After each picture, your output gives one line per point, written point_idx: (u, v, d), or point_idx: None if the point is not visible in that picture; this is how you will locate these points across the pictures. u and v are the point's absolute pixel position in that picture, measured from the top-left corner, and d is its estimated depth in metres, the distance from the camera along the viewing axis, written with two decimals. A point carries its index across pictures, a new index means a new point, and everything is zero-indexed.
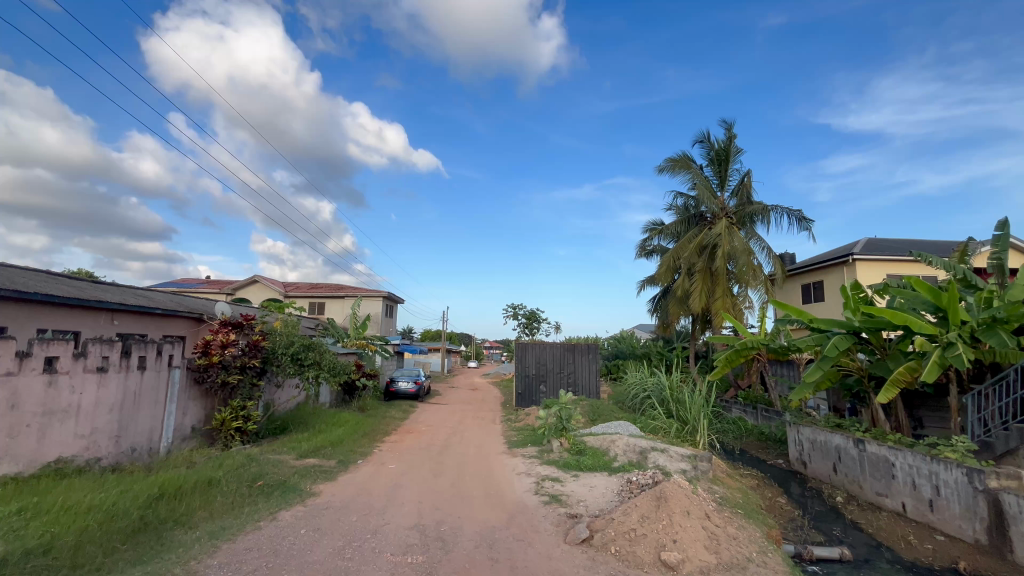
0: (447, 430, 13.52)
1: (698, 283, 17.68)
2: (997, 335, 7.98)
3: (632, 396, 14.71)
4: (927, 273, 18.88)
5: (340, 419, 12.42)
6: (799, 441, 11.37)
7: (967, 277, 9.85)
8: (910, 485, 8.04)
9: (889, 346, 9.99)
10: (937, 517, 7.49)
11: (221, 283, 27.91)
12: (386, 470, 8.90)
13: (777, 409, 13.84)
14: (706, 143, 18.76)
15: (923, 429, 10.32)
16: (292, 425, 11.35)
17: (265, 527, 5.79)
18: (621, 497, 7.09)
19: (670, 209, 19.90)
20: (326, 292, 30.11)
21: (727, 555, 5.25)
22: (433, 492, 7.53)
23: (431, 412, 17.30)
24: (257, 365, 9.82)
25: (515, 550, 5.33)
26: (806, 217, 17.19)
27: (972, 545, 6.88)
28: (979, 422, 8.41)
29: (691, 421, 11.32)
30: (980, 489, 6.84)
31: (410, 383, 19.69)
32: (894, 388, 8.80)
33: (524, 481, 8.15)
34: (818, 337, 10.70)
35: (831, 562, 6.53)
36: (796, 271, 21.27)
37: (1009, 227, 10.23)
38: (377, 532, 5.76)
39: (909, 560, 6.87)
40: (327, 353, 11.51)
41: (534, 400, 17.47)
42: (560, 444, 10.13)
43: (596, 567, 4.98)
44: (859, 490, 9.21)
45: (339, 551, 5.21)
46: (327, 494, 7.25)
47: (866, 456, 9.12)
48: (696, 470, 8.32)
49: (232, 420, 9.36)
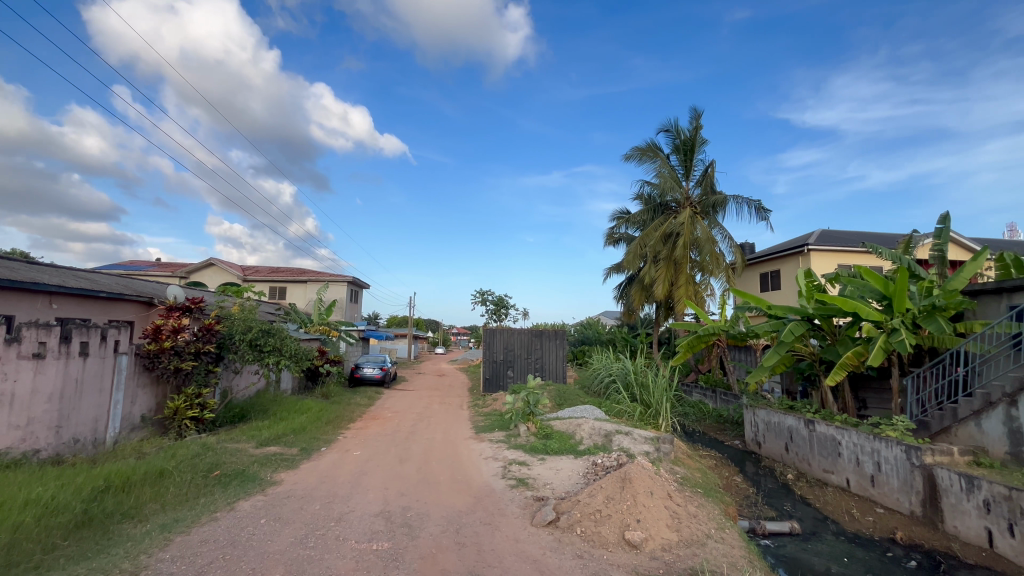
0: (413, 416, 13.37)
1: (661, 271, 18.05)
2: (936, 322, 8.58)
3: (598, 380, 14.93)
4: (874, 263, 19.96)
5: (302, 406, 12.10)
6: (754, 423, 11.89)
7: (911, 267, 10.37)
8: (854, 462, 8.55)
9: (839, 331, 10.45)
10: (877, 491, 8.00)
11: (176, 266, 26.58)
12: (350, 458, 8.74)
13: (735, 392, 14.40)
14: (673, 133, 19.02)
15: (867, 410, 10.98)
16: (252, 413, 11.00)
17: (222, 518, 5.58)
18: (587, 479, 7.24)
19: (637, 197, 20.13)
20: (287, 276, 29.14)
21: (687, 532, 5.43)
22: (399, 478, 7.48)
23: (397, 397, 17.12)
24: (212, 350, 9.40)
25: (481, 533, 5.33)
26: (766, 208, 17.74)
27: (908, 516, 7.39)
28: (917, 403, 8.94)
29: (655, 405, 11.70)
30: (917, 465, 7.30)
31: (375, 370, 19.29)
32: (842, 371, 9.27)
33: (491, 465, 8.19)
34: (774, 323, 11.08)
35: (782, 535, 6.90)
36: (755, 260, 22.05)
37: (949, 220, 10.86)
38: (341, 520, 5.65)
39: (852, 531, 7.33)
40: (289, 339, 11.02)
41: (501, 385, 17.52)
42: (527, 428, 10.18)
43: (563, 548, 5.04)
44: (808, 467, 9.74)
45: (301, 540, 5.07)
46: (288, 483, 7.06)
47: (815, 436, 9.60)
48: (658, 451, 8.56)
49: (187, 408, 8.98)
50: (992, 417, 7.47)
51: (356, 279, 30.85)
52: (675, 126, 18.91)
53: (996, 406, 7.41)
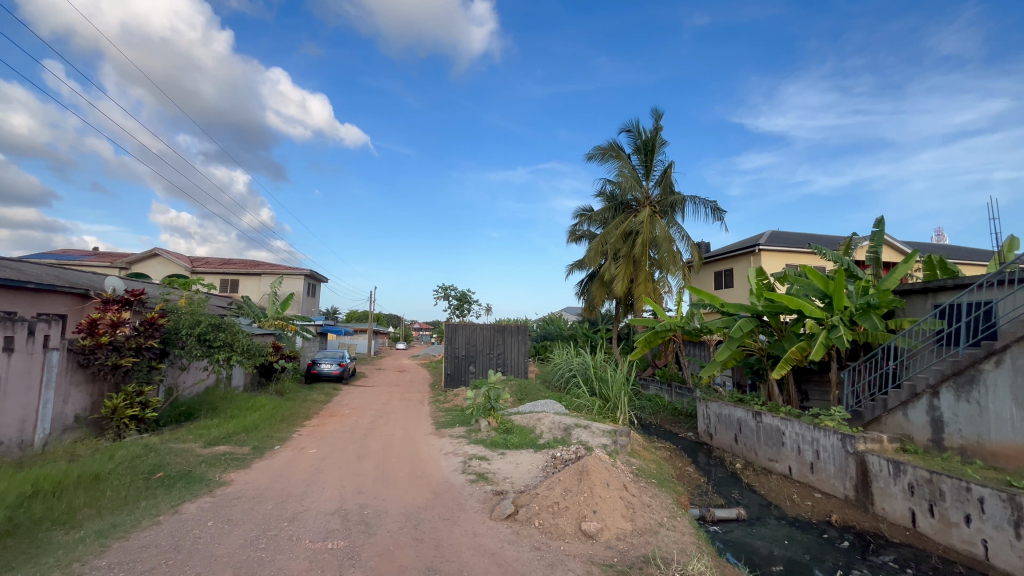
0: (372, 413, 13.13)
1: (621, 268, 18.46)
2: (870, 320, 9.20)
3: (559, 375, 15.15)
4: (818, 263, 21.16)
5: (255, 403, 11.65)
6: (706, 415, 12.39)
7: (850, 268, 11.06)
8: (796, 450, 9.06)
9: (785, 328, 11.03)
10: (816, 477, 8.53)
11: (115, 257, 24.93)
12: (306, 455, 8.50)
13: (689, 386, 14.95)
14: (634, 133, 19.44)
15: (808, 401, 11.66)
16: (200, 411, 10.50)
17: (165, 522, 5.31)
18: (546, 472, 7.35)
19: (599, 195, 20.48)
20: (239, 268, 27.89)
21: (641, 521, 5.61)
22: (357, 476, 7.34)
23: (356, 394, 16.76)
24: (156, 346, 8.90)
25: (439, 529, 5.31)
26: (720, 209, 18.45)
27: (843, 499, 7.92)
28: (852, 394, 9.54)
29: (613, 399, 11.99)
30: (851, 452, 7.82)
31: (333, 365, 18.81)
32: (787, 365, 9.81)
33: (451, 460, 8.17)
34: (726, 320, 11.57)
35: (729, 521, 7.25)
36: (710, 259, 22.91)
37: (884, 224, 11.66)
38: (295, 520, 5.49)
39: (792, 515, 7.79)
40: (241, 334, 10.57)
41: (462, 380, 17.48)
42: (488, 423, 10.21)
43: (521, 541, 5.10)
44: (755, 457, 10.26)
45: (251, 541, 4.90)
46: (238, 483, 6.79)
47: (762, 427, 10.11)
48: (615, 444, 8.79)
49: (127, 408, 8.46)
50: (917, 406, 8.09)
51: (313, 272, 29.91)
52: (636, 126, 19.32)
53: (921, 396, 8.02)
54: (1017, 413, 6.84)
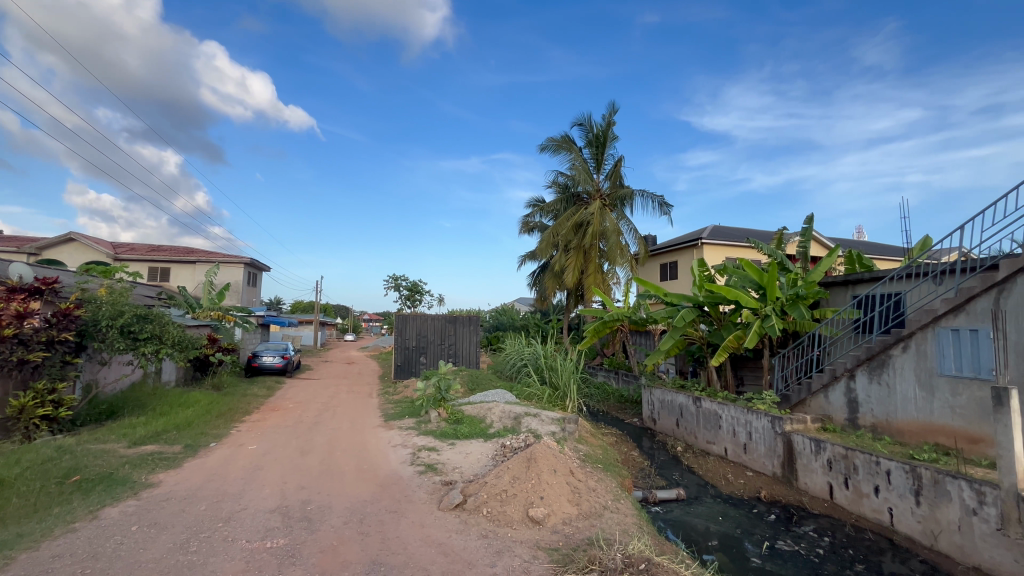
0: (318, 406, 12.71)
1: (572, 260, 18.79)
2: (798, 310, 9.87)
3: (510, 365, 15.27)
4: (754, 257, 22.44)
5: (188, 399, 10.95)
6: (651, 401, 12.90)
7: (783, 261, 11.79)
8: (731, 433, 9.62)
9: (724, 317, 11.63)
10: (748, 456, 9.11)
11: (22, 241, 22.52)
12: (245, 452, 8.10)
13: (635, 373, 15.52)
14: (587, 126, 19.71)
15: (744, 386, 12.41)
16: (124, 409, 9.74)
17: (82, 529, 4.90)
18: (495, 461, 7.40)
19: (552, 187, 20.66)
20: (170, 256, 25.97)
21: (586, 505, 5.77)
22: (300, 471, 7.08)
23: (300, 387, 16.14)
24: (71, 339, 8.15)
25: (386, 522, 5.23)
26: (667, 203, 19.11)
27: (771, 476, 8.51)
28: (782, 379, 10.25)
29: (562, 387, 12.24)
30: (780, 432, 8.39)
31: (276, 358, 17.98)
32: (724, 353, 10.37)
33: (399, 452, 8.05)
34: (670, 310, 12.05)
35: (670, 502, 7.61)
36: (656, 251, 23.75)
37: (813, 221, 12.49)
38: (230, 520, 5.22)
39: (726, 493, 8.31)
40: (171, 326, 9.84)
41: (413, 371, 17.23)
42: (438, 414, 10.13)
43: (468, 529, 5.12)
44: (694, 439, 10.81)
45: (181, 545, 4.62)
46: (168, 484, 6.37)
47: (701, 411, 10.66)
48: (564, 431, 8.99)
49: (37, 407, 7.67)
50: (836, 389, 8.78)
51: (254, 261, 28.38)
52: (589, 120, 19.59)
53: (840, 379, 8.71)
54: (919, 393, 7.57)
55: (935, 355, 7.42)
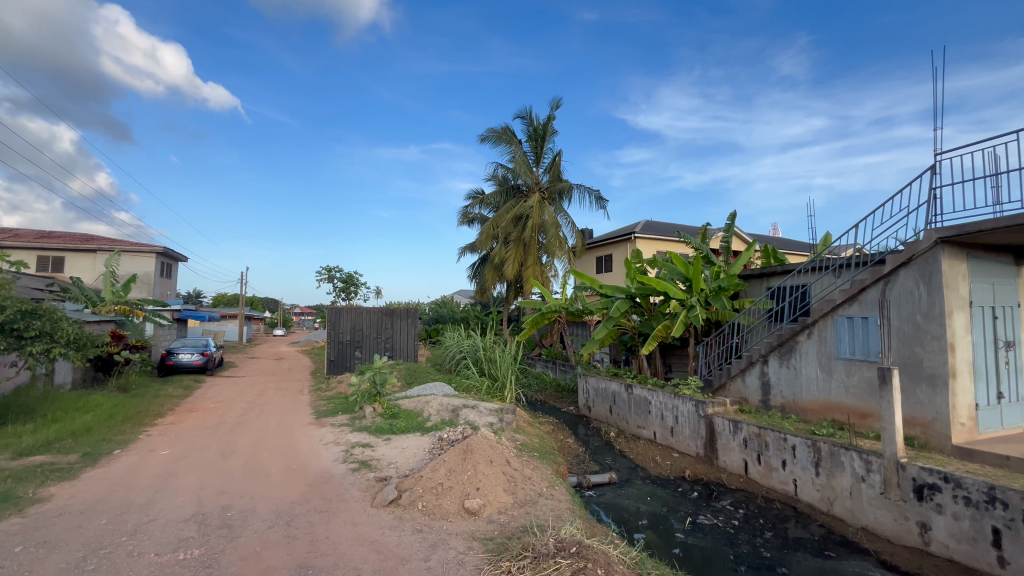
0: (242, 405, 11.93)
1: (511, 252, 18.90)
2: (720, 300, 10.55)
3: (449, 358, 15.14)
4: (682, 251, 23.72)
5: (87, 403, 9.85)
6: (586, 390, 13.31)
7: (708, 255, 12.54)
8: (660, 417, 10.16)
9: (654, 308, 12.20)
10: (675, 439, 9.67)
11: None
12: (156, 458, 7.44)
13: (571, 363, 15.94)
14: (527, 119, 19.81)
15: (672, 372, 13.13)
16: (7, 416, 8.59)
17: None
18: (431, 454, 7.32)
19: (492, 179, 20.59)
20: (64, 244, 23.15)
21: (521, 493, 5.86)
22: (220, 475, 6.61)
23: (222, 386, 15.07)
24: None
25: (315, 523, 5.02)
26: (602, 198, 19.68)
27: (695, 456, 9.09)
28: (705, 365, 10.97)
29: (501, 379, 12.33)
30: (702, 415, 8.98)
31: (194, 355, 16.62)
32: (654, 341, 10.88)
33: (331, 450, 7.74)
34: (605, 301, 12.44)
35: (602, 485, 7.92)
36: (592, 245, 24.46)
37: (735, 219, 13.39)
38: (137, 533, 4.78)
39: (655, 474, 8.77)
40: (65, 322, 8.74)
41: (347, 366, 16.61)
42: (373, 409, 9.84)
43: (402, 525, 5.03)
44: (626, 425, 11.30)
45: (76, 564, 4.16)
46: (61, 498, 5.70)
47: (632, 398, 11.15)
48: (501, 422, 9.09)
49: None
50: (752, 373, 9.53)
51: (167, 250, 25.98)
52: (529, 113, 19.70)
53: (755, 364, 9.44)
54: (820, 375, 8.37)
55: (834, 340, 8.22)
